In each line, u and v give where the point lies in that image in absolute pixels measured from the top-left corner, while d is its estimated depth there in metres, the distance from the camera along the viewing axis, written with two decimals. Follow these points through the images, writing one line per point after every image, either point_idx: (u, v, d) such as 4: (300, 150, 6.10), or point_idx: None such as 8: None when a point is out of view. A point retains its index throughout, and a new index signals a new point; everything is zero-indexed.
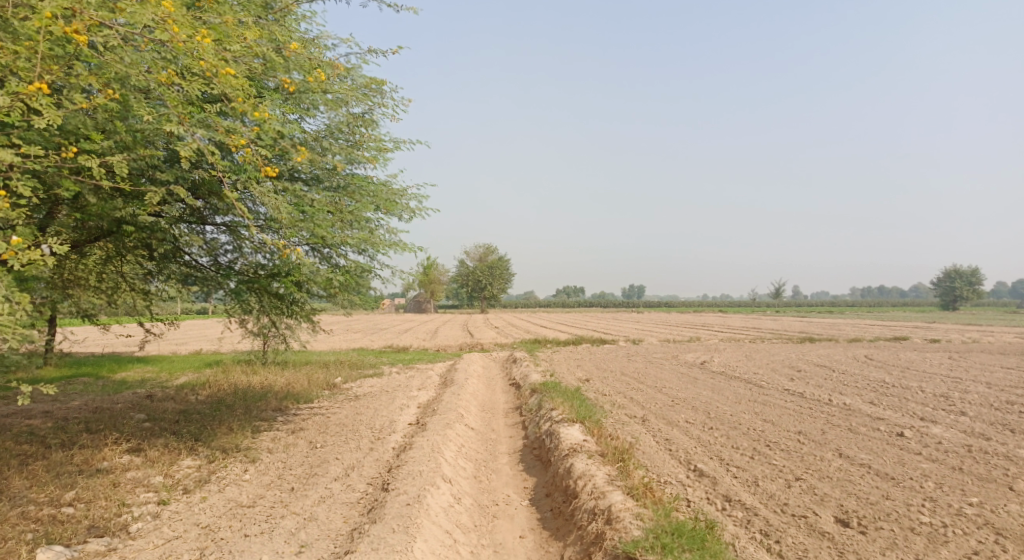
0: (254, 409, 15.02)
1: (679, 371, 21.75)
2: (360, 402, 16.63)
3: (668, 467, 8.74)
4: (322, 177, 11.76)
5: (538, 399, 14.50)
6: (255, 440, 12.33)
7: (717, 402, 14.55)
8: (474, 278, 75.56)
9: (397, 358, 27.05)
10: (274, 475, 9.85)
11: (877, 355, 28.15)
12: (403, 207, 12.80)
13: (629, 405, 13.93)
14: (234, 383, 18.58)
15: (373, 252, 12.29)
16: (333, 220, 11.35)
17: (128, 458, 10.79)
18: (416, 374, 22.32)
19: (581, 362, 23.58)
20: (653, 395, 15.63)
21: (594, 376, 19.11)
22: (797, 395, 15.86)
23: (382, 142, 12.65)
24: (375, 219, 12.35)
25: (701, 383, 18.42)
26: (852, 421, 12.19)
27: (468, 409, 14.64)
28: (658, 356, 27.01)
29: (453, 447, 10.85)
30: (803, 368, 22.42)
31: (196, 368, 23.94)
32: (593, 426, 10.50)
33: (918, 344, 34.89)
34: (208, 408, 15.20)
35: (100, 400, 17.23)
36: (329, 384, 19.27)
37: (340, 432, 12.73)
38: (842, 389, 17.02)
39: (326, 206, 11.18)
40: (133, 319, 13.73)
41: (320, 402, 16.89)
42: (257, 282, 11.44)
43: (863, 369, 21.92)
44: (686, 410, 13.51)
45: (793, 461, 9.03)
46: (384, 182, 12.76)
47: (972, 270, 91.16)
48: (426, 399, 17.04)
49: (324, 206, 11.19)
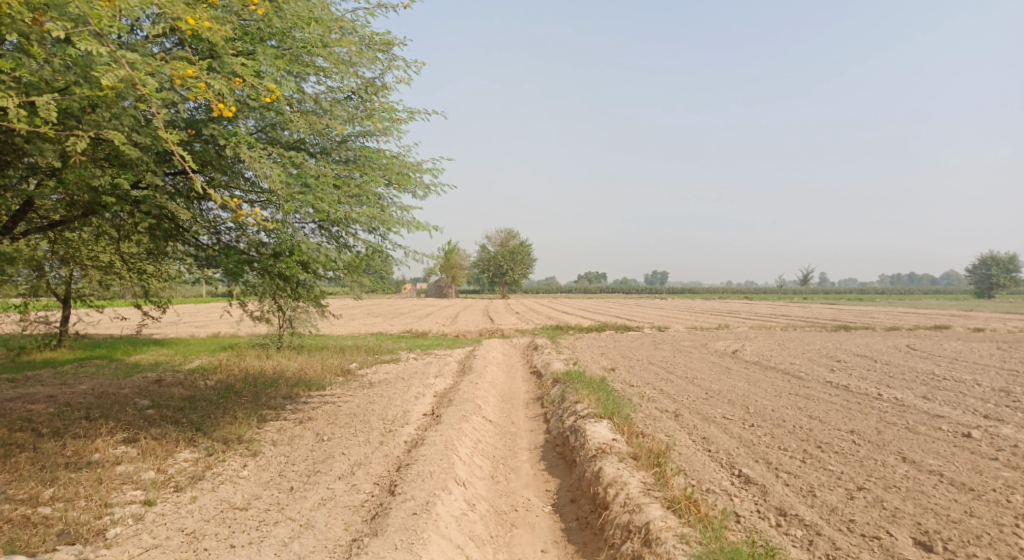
0: (263, 396, 14.25)
1: (710, 360, 20.70)
2: (374, 390, 15.79)
3: (709, 472, 7.76)
4: (327, 146, 10.86)
5: (561, 390, 13.56)
6: (260, 430, 11.49)
7: (756, 395, 13.51)
8: (496, 263, 74.64)
9: (416, 344, 26.23)
10: (274, 472, 8.99)
11: (918, 345, 26.79)
12: (418, 182, 11.87)
13: (660, 397, 12.93)
14: (245, 369, 17.84)
15: (384, 230, 11.37)
16: (340, 194, 10.39)
17: (122, 448, 10.01)
18: (435, 360, 21.47)
19: (606, 350, 22.58)
20: (685, 386, 14.63)
21: (621, 366, 18.12)
22: (842, 388, 14.76)
23: (395, 112, 11.76)
24: (387, 195, 11.45)
25: (735, 373, 17.35)
26: (909, 420, 11.11)
27: (487, 400, 13.76)
28: (687, 344, 25.90)
29: (469, 443, 9.95)
30: (843, 358, 21.24)
31: (210, 352, 23.26)
32: (622, 423, 9.54)
33: (959, 333, 33.46)
34: (216, 394, 14.45)
35: (107, 384, 16.59)
36: (343, 370, 18.48)
37: (351, 423, 11.90)
38: (888, 382, 15.91)
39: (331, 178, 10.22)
40: (135, 303, 12.95)
41: (332, 389, 16.07)
42: (259, 262, 10.49)
43: (908, 361, 20.70)
44: (722, 404, 12.48)
45: (851, 467, 8.02)
46: (397, 155, 11.84)
47: (1009, 258, 88.55)
48: (443, 388, 16.16)
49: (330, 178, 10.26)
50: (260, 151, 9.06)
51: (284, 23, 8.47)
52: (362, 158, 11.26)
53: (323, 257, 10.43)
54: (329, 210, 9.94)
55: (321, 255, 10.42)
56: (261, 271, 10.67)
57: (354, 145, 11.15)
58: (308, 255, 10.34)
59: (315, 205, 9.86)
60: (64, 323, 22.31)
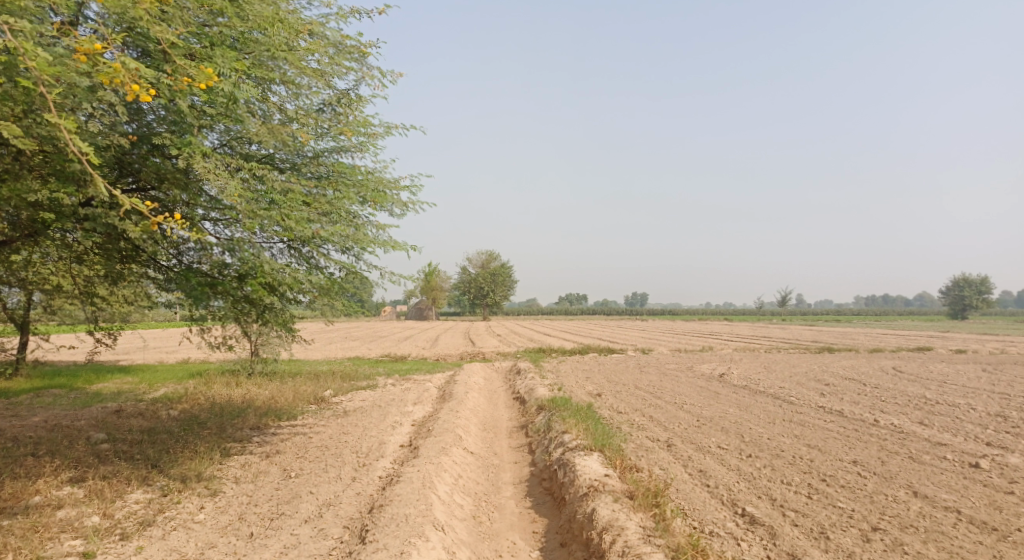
0: (228, 427, 13.40)
1: (697, 384, 20.16)
2: (349, 419, 15.00)
3: (711, 512, 7.13)
4: (294, 160, 10.24)
5: (545, 418, 12.89)
6: (222, 466, 10.66)
7: (749, 422, 12.93)
8: (476, 286, 73.96)
9: (394, 368, 25.40)
10: (234, 515, 8.23)
11: (905, 367, 26.43)
12: (395, 200, 11.25)
13: (650, 425, 12.29)
14: (212, 397, 16.94)
15: (358, 250, 10.69)
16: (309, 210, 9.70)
17: (68, 488, 9.14)
18: (413, 386, 20.68)
19: (590, 374, 21.96)
20: (674, 413, 14.05)
21: (606, 391, 17.50)
22: (836, 414, 14.26)
23: (370, 127, 11.21)
24: (362, 213, 10.82)
25: (724, 398, 16.76)
26: (911, 448, 10.61)
27: (468, 429, 13.06)
28: (672, 367, 25.32)
29: (448, 479, 9.25)
30: (832, 381, 20.82)
31: (177, 378, 22.25)
32: (613, 455, 8.91)
33: (940, 354, 33.36)
34: (179, 426, 13.57)
35: (63, 414, 15.62)
36: (317, 398, 17.66)
37: (321, 456, 11.12)
38: (882, 407, 15.45)
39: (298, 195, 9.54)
40: (84, 330, 12.00)
41: (304, 419, 15.25)
42: (220, 285, 9.66)
43: (897, 384, 20.32)
44: (715, 432, 11.88)
45: (861, 504, 7.44)
46: (372, 172, 11.25)
47: (982, 279, 89.80)
48: (422, 416, 15.41)
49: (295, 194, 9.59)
50: (220, 163, 8.38)
51: (248, 25, 7.90)
52: (333, 174, 10.67)
53: (290, 280, 9.65)
54: (296, 229, 9.22)
55: (288, 278, 9.63)
56: (222, 296, 9.84)
57: (325, 160, 10.55)
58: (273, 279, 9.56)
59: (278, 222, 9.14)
60: (22, 349, 21.21)
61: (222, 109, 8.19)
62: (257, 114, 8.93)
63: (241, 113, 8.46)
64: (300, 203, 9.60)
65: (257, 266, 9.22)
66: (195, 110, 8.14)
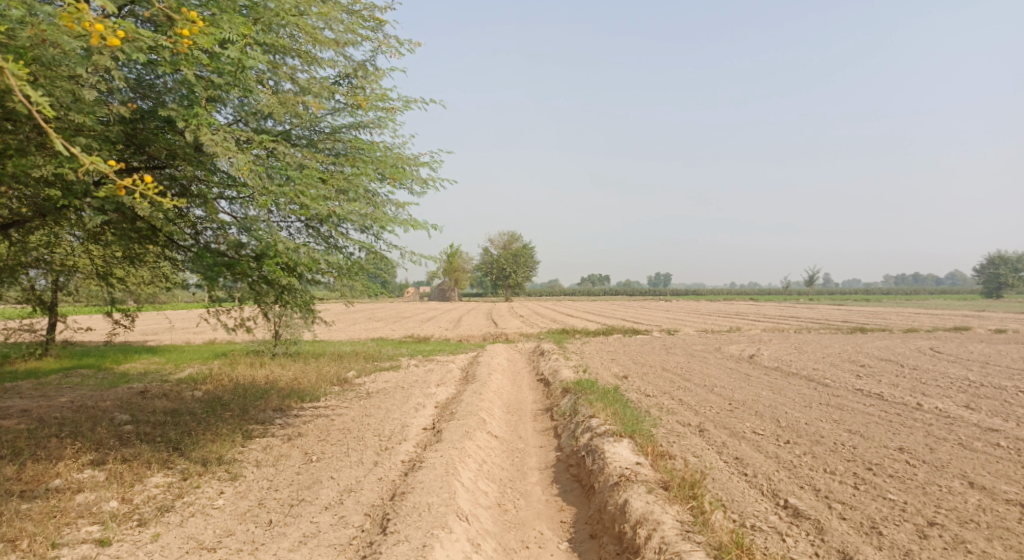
0: (250, 409, 13.20)
1: (726, 365, 19.67)
2: (372, 401, 14.75)
3: (751, 504, 6.73)
4: (309, 135, 9.89)
5: (572, 402, 12.51)
6: (243, 449, 10.43)
7: (784, 406, 12.45)
8: (499, 266, 73.65)
9: (417, 350, 25.16)
10: (253, 500, 7.97)
11: (941, 348, 25.60)
12: (416, 176, 10.88)
13: (680, 409, 11.85)
14: (235, 378, 16.81)
15: (377, 230, 10.34)
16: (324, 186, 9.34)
17: (89, 471, 8.90)
18: (436, 367, 20.40)
19: (616, 355, 21.54)
20: (705, 396, 13.60)
21: (634, 373, 17.08)
22: (875, 397, 13.72)
23: (389, 101, 10.85)
24: (381, 190, 10.47)
25: (756, 381, 16.25)
26: (959, 434, 10.09)
27: (493, 412, 12.73)
28: (700, 348, 24.77)
29: (473, 465, 8.93)
30: (866, 363, 20.19)
31: (202, 359, 22.18)
32: (645, 442, 8.52)
33: (976, 334, 32.48)
34: (201, 406, 13.38)
35: (88, 395, 15.58)
36: (340, 379, 17.46)
37: (343, 439, 10.86)
38: (923, 390, 14.86)
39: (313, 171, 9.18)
40: (105, 308, 11.77)
41: (327, 400, 15.04)
42: (236, 266, 9.30)
43: (935, 365, 19.65)
44: (749, 416, 11.43)
45: (913, 496, 6.99)
46: (391, 147, 10.89)
47: (1017, 256, 87.65)
48: (445, 398, 15.14)
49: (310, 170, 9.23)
50: (229, 136, 8.04)
51: None
52: (350, 149, 10.32)
53: (308, 261, 9.29)
54: (311, 207, 8.85)
55: (305, 258, 9.26)
56: (239, 277, 9.49)
57: (342, 135, 10.21)
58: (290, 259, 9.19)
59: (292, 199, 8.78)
60: (49, 330, 21.24)
61: (230, 79, 7.82)
62: (268, 85, 8.58)
63: (250, 83, 8.11)
64: (316, 180, 9.24)
65: (272, 245, 8.86)
66: (203, 81, 7.79)
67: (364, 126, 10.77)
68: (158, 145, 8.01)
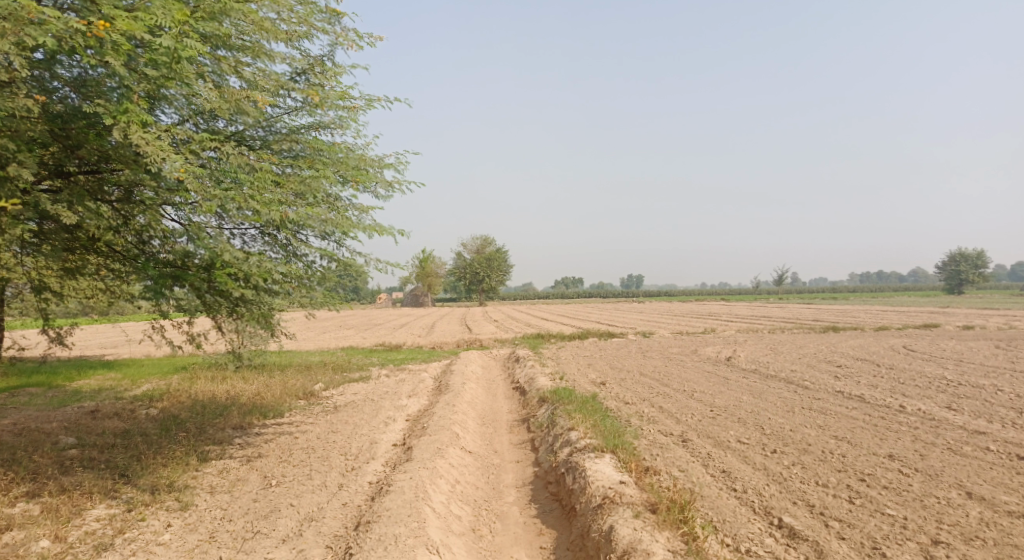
0: (208, 428, 12.47)
1: (703, 368, 19.32)
2: (338, 415, 14.09)
3: (744, 524, 6.29)
4: (261, 135, 9.31)
5: (548, 413, 12.00)
6: (197, 474, 9.74)
7: (766, 411, 12.07)
8: (471, 271, 73.01)
9: (388, 358, 24.45)
10: (204, 534, 7.33)
11: (915, 346, 25.57)
12: (381, 179, 10.31)
13: (662, 418, 11.40)
14: (194, 394, 16.00)
15: (339, 236, 9.73)
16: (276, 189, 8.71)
17: (22, 505, 8.17)
18: (408, 377, 19.74)
19: (592, 360, 21.10)
20: (684, 402, 13.19)
21: (611, 379, 16.62)
22: (857, 399, 13.42)
23: (350, 99, 10.31)
24: (342, 194, 9.88)
25: (735, 384, 15.88)
26: (948, 438, 9.78)
27: (466, 424, 12.16)
28: (676, 351, 24.43)
29: (445, 487, 8.37)
30: (844, 363, 19.99)
31: (162, 374, 21.22)
32: (628, 457, 8.04)
33: (946, 331, 32.75)
34: (155, 427, 12.60)
35: (35, 415, 14.67)
36: (306, 393, 16.74)
37: (306, 460, 10.22)
38: (903, 390, 14.62)
39: (264, 173, 8.58)
40: (38, 325, 10.80)
41: (291, 416, 14.34)
42: (183, 278, 8.55)
43: (912, 364, 19.52)
44: (732, 423, 11.02)
45: (912, 509, 6.61)
46: (353, 149, 10.33)
47: (979, 252, 89.43)
48: (417, 411, 14.53)
49: (261, 173, 8.64)
50: (166, 135, 7.41)
51: None
52: (307, 150, 9.75)
53: (263, 271, 8.60)
54: (262, 213, 8.22)
55: (259, 270, 8.58)
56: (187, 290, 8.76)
57: (298, 135, 9.64)
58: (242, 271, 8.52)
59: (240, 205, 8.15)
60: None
61: (166, 71, 7.19)
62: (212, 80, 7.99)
63: (190, 77, 7.52)
64: (268, 182, 8.62)
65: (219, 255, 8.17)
66: (136, 74, 7.18)
67: (324, 127, 10.21)
68: (90, 146, 7.39)
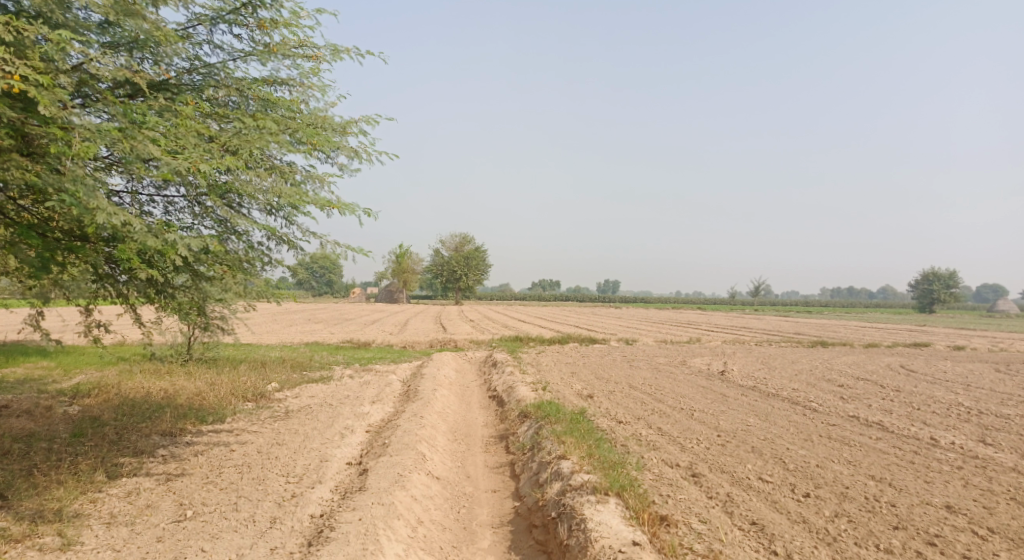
0: (129, 436, 10.59)
1: (697, 382, 17.75)
2: (288, 424, 12.25)
3: None
4: (192, 81, 7.69)
5: (531, 432, 10.33)
6: (98, 497, 7.89)
7: (781, 439, 10.49)
8: (449, 268, 71.22)
9: (354, 357, 22.49)
10: None
11: (914, 366, 24.14)
12: (345, 145, 8.57)
13: (663, 444, 9.80)
14: (127, 391, 14.04)
15: (288, 210, 8.02)
16: (193, 140, 6.99)
17: None
18: (373, 379, 17.88)
19: (576, 368, 19.43)
20: (685, 423, 11.58)
21: (599, 391, 14.95)
22: (878, 427, 11.89)
23: (312, 49, 8.62)
24: (294, 158, 8.15)
25: (736, 403, 14.29)
26: (1006, 484, 8.25)
27: (434, 441, 10.43)
28: (663, 361, 22.80)
29: (406, 532, 6.73)
30: (846, 382, 18.52)
31: (101, 364, 19.14)
32: (637, 505, 6.45)
33: (938, 351, 31.61)
34: (68, 430, 10.70)
35: None
36: (256, 394, 14.85)
37: (237, 482, 8.43)
38: (924, 417, 13.15)
39: (180, 120, 6.95)
40: None
41: (234, 421, 12.49)
42: (79, 252, 6.83)
43: (919, 387, 18.09)
44: (746, 453, 9.43)
45: None
46: (313, 108, 8.63)
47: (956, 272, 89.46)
48: (379, 421, 12.74)
49: (178, 120, 7.01)
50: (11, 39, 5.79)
51: None
52: (253, 102, 8.10)
53: (175, 244, 6.83)
54: (163, 162, 6.55)
55: (168, 245, 6.86)
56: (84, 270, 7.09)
57: (242, 85, 8.00)
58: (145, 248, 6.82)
59: (132, 150, 6.48)
60: None
61: None
62: None
63: None
64: (180, 130, 6.91)
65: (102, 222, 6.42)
66: None
67: (280, 81, 8.51)
68: None
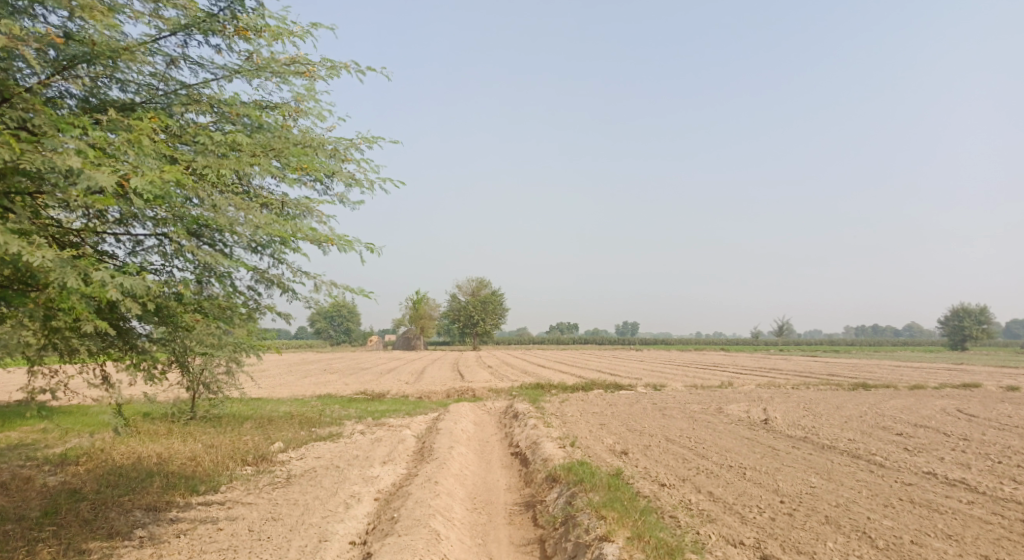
0: (107, 513, 9.29)
1: (740, 433, 16.17)
2: (288, 492, 10.90)
3: None
4: (166, 102, 6.67)
5: (564, 502, 8.91)
6: None
7: (855, 505, 8.99)
8: (466, 314, 69.98)
9: (367, 410, 21.08)
10: None
11: (970, 409, 22.28)
12: (340, 170, 7.47)
13: (720, 515, 8.35)
14: (116, 456, 12.77)
15: (274, 244, 6.88)
16: (153, 163, 5.92)
17: None
18: (385, 436, 16.48)
19: (605, 420, 17.89)
20: (739, 486, 10.10)
21: (634, 447, 13.46)
22: (962, 486, 10.32)
23: (304, 65, 7.60)
24: (281, 185, 7.06)
25: (789, 458, 12.73)
26: None
27: (452, 514, 9.03)
28: (697, 409, 21.17)
29: None
30: (904, 430, 16.81)
31: (98, 424, 17.94)
32: None
33: (989, 390, 29.57)
34: (39, 507, 9.43)
35: None
36: (258, 456, 13.54)
37: None
38: (1009, 472, 11.53)
39: (138, 140, 5.90)
40: None
41: (229, 490, 11.17)
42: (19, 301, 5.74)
43: (988, 434, 16.33)
44: (819, 525, 7.96)
45: None
46: (307, 131, 7.58)
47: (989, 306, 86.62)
48: (390, 486, 11.36)
49: (137, 141, 5.95)
50: None
51: None
52: (236, 125, 7.05)
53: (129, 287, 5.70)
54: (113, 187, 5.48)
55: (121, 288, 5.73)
56: (23, 324, 5.97)
57: (223, 106, 6.97)
58: (84, 293, 5.68)
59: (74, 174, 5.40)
60: None
61: None
62: None
63: None
64: (136, 152, 5.86)
65: (20, 258, 5.29)
66: None
67: (270, 103, 7.49)
68: None
